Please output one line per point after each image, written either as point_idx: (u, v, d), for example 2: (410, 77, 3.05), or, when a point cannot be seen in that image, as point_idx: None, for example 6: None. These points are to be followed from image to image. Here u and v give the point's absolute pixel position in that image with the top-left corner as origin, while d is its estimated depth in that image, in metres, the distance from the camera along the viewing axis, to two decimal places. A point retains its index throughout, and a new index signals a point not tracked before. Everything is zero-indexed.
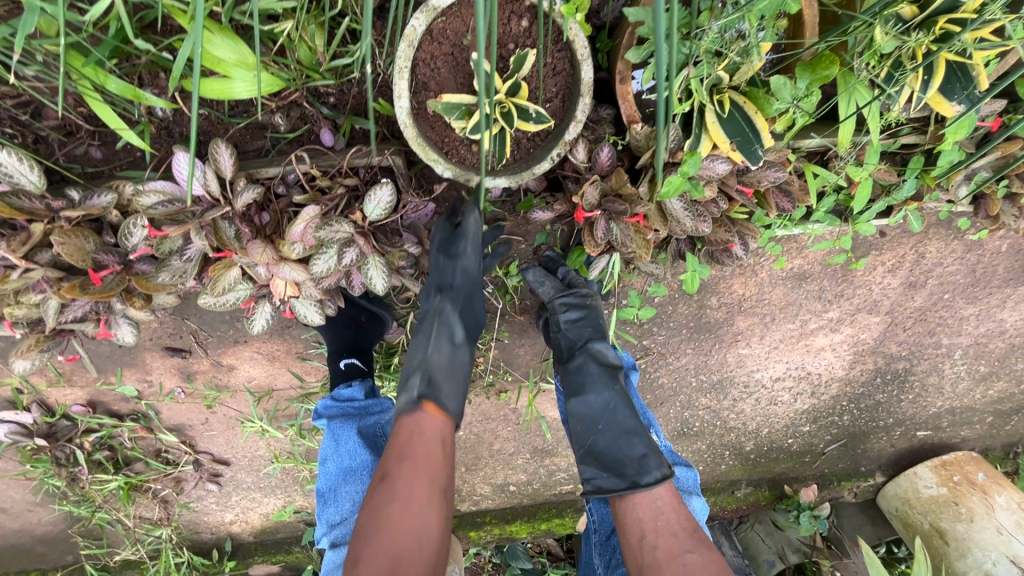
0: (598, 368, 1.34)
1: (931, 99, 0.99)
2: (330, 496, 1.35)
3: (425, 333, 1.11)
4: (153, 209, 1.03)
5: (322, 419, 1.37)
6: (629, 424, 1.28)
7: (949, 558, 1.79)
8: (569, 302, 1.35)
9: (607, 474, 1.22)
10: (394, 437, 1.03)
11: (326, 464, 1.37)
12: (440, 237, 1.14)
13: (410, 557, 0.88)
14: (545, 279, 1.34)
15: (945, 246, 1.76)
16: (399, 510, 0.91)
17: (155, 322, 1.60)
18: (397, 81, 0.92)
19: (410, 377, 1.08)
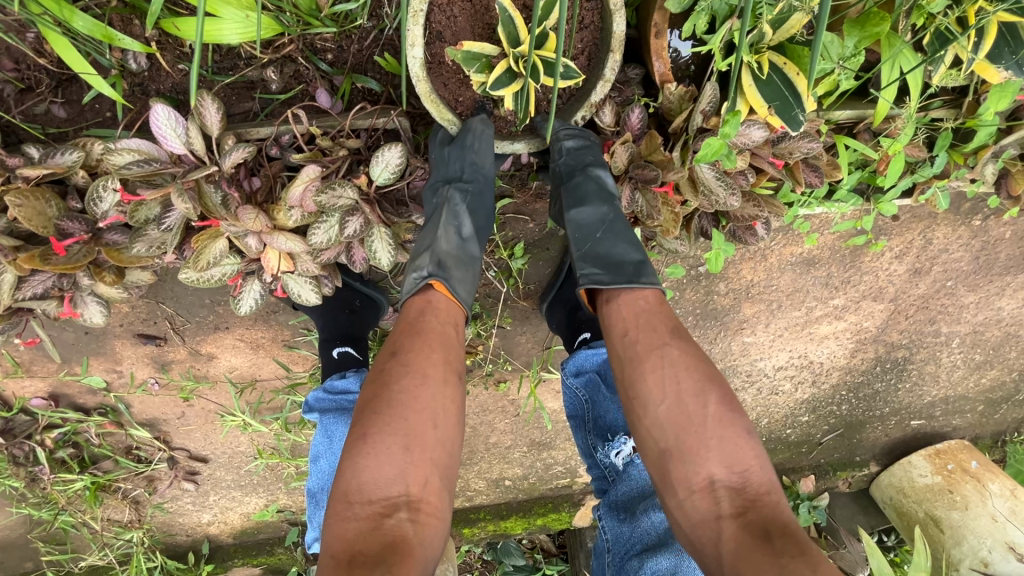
0: (599, 189, 1.01)
1: (976, 65, 0.94)
2: (322, 496, 1.24)
3: (431, 222, 0.96)
4: (126, 169, 0.90)
5: (313, 411, 1.26)
6: (629, 233, 0.99)
7: (945, 546, 1.76)
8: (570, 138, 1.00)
9: (603, 277, 0.95)
10: (400, 320, 0.93)
11: (319, 462, 1.25)
12: (441, 136, 0.98)
13: (424, 440, 0.81)
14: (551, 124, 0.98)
15: (952, 231, 1.74)
16: (411, 389, 0.84)
17: (126, 305, 1.47)
18: (411, 27, 0.82)
19: (417, 260, 0.95)
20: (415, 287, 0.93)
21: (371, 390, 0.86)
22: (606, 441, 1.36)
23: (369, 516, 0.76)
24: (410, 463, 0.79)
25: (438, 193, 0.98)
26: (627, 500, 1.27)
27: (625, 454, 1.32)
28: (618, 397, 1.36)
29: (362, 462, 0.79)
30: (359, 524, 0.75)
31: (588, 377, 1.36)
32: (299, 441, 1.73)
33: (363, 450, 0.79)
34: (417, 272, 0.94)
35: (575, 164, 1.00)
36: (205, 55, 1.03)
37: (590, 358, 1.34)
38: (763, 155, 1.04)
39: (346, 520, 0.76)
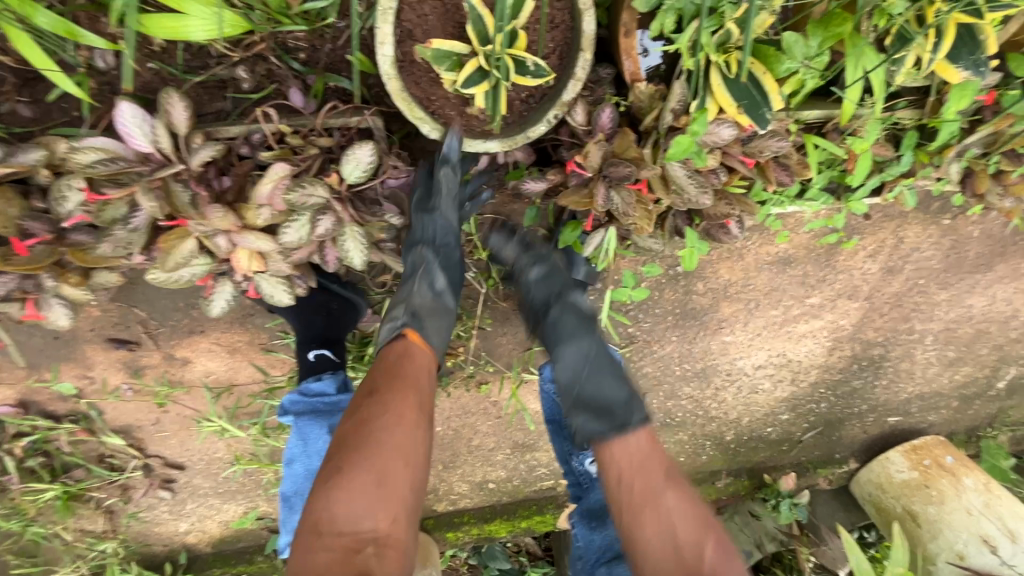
0: (576, 318, 1.19)
1: (937, 65, 0.96)
2: (296, 501, 1.25)
3: (407, 273, 1.02)
4: (91, 167, 0.88)
5: (288, 415, 1.23)
6: (613, 364, 1.14)
7: (922, 540, 1.81)
8: (534, 258, 1.24)
9: (594, 422, 1.06)
10: (379, 365, 0.95)
11: (293, 465, 1.24)
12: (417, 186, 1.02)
13: (397, 481, 0.83)
14: (505, 243, 1.27)
15: (922, 230, 1.78)
16: (388, 435, 0.85)
17: (97, 309, 1.44)
18: (380, 24, 0.83)
19: (393, 311, 1.01)
20: (388, 334, 0.99)
21: (349, 427, 0.88)
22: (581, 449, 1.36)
23: (340, 547, 0.78)
24: (381, 500, 0.81)
25: (414, 245, 1.04)
26: (601, 508, 1.28)
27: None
28: None
29: (336, 497, 0.80)
30: (328, 556, 0.77)
31: None
32: (278, 447, 1.71)
33: (337, 485, 0.81)
34: (393, 323, 1.00)
35: (549, 292, 1.21)
36: (175, 54, 1.02)
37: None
38: (733, 154, 1.06)
39: (315, 549, 0.78)
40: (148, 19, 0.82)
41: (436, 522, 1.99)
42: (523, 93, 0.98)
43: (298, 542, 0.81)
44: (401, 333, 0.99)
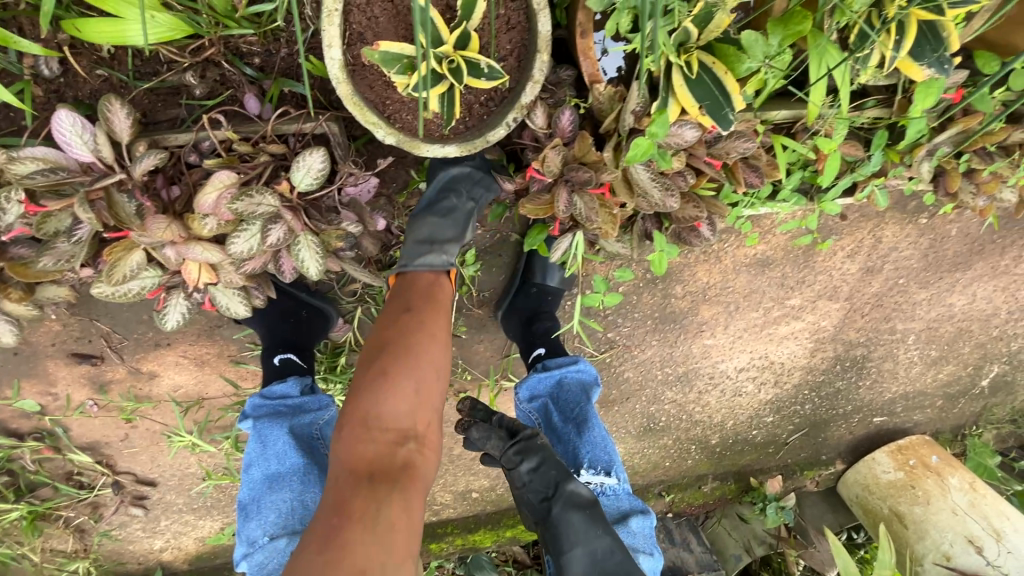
0: (581, 519, 1.12)
1: (901, 62, 0.94)
2: (252, 508, 1.13)
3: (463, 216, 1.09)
4: (29, 178, 0.84)
5: (247, 420, 1.18)
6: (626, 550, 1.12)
7: (908, 542, 1.78)
8: (521, 450, 1.18)
9: None
10: (411, 290, 1.02)
11: (250, 471, 1.16)
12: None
13: (432, 390, 0.91)
14: (489, 433, 1.20)
15: (900, 230, 1.78)
16: (426, 349, 0.93)
17: (57, 323, 1.39)
18: (326, 26, 0.80)
19: (444, 247, 1.07)
20: (436, 265, 1.05)
21: (384, 340, 0.93)
22: None
23: (384, 440, 0.84)
24: (419, 402, 0.88)
25: (461, 190, 1.09)
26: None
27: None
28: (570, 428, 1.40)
29: (381, 397, 0.86)
30: (375, 447, 0.83)
31: (541, 403, 1.42)
32: None
33: (383, 385, 0.87)
34: (444, 259, 1.07)
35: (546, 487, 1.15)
36: (123, 60, 0.98)
37: (543, 383, 1.39)
38: (699, 155, 1.04)
39: (362, 443, 0.83)
40: (86, 24, 0.79)
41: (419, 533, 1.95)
42: (481, 96, 0.95)
43: (338, 439, 0.86)
44: (447, 268, 1.07)
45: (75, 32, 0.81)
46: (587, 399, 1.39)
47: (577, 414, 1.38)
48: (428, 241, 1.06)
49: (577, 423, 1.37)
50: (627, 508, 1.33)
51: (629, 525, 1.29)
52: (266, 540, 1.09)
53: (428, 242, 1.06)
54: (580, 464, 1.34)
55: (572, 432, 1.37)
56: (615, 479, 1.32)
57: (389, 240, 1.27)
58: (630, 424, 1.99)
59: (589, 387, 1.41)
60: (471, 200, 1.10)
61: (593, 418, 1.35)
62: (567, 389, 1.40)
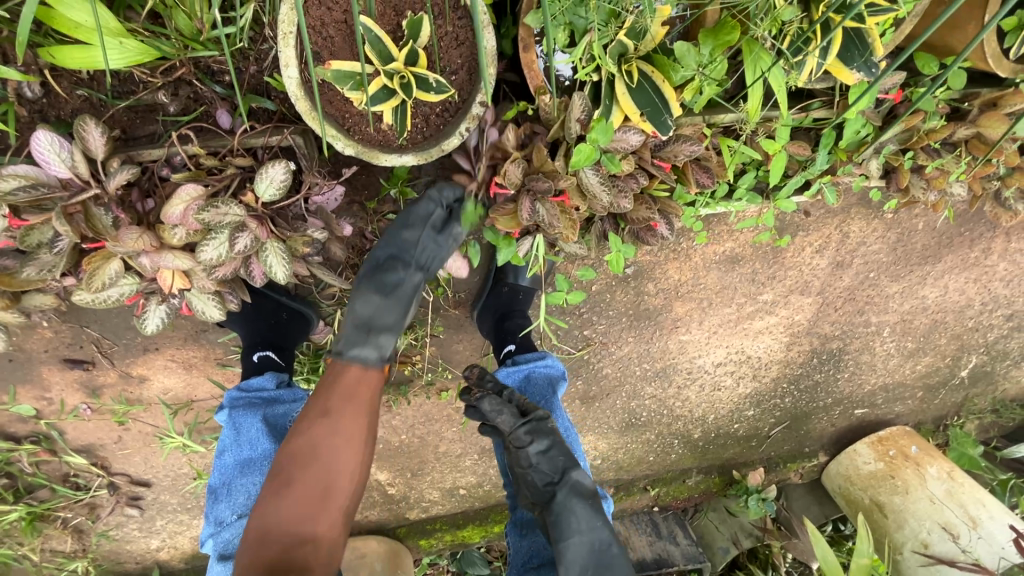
0: (586, 507, 1.15)
1: (832, 66, 0.99)
2: (222, 491, 1.21)
3: (406, 296, 1.01)
4: (12, 195, 0.90)
5: (224, 410, 1.25)
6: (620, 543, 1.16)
7: (889, 531, 1.81)
8: (533, 430, 1.18)
9: None
10: (332, 381, 0.91)
11: (224, 456, 1.23)
12: (435, 210, 1.05)
13: (338, 491, 0.84)
14: (503, 407, 1.18)
15: (867, 225, 1.82)
16: (336, 452, 0.85)
17: (49, 331, 1.46)
18: (283, 48, 0.86)
19: (380, 337, 0.96)
20: (370, 360, 0.94)
21: (292, 442, 0.86)
22: None
23: (280, 547, 0.80)
24: (323, 506, 0.83)
25: (409, 265, 1.02)
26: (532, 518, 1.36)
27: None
28: None
29: (280, 503, 0.82)
30: (271, 554, 0.80)
31: None
32: None
33: (285, 488, 0.83)
34: (379, 349, 0.96)
35: (555, 473, 1.16)
36: (102, 81, 1.05)
37: (511, 376, 1.43)
38: (647, 159, 1.09)
39: (257, 554, 0.80)
40: (59, 51, 0.85)
41: (409, 530, 2.00)
42: (436, 108, 1.01)
43: (243, 543, 0.84)
44: (380, 363, 0.95)
45: (48, 58, 0.87)
46: (552, 392, 1.45)
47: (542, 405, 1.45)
48: (364, 327, 0.96)
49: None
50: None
51: None
52: (234, 519, 1.18)
53: (364, 329, 0.96)
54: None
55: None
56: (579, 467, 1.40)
57: (362, 244, 1.33)
58: (612, 420, 2.03)
59: (555, 381, 1.46)
60: (416, 278, 1.03)
61: (557, 410, 1.43)
62: (534, 383, 1.45)
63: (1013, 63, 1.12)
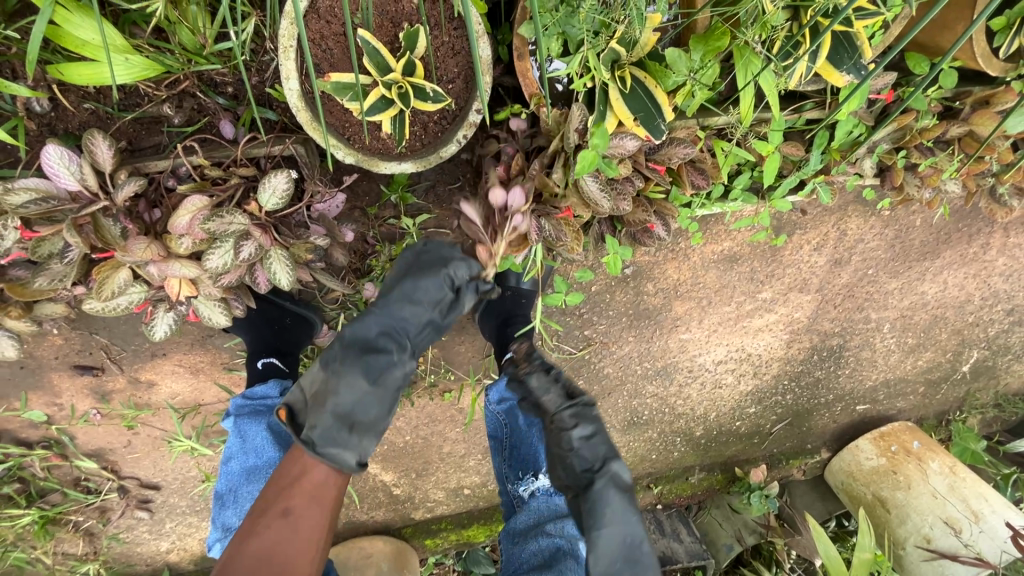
0: (621, 499, 1.16)
1: (822, 69, 1.01)
2: (229, 497, 1.24)
3: (392, 387, 1.03)
4: (23, 208, 0.93)
5: (230, 417, 1.28)
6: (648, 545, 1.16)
7: (891, 526, 1.83)
8: (576, 413, 1.25)
9: None
10: (299, 482, 0.94)
11: (230, 463, 1.26)
12: (444, 294, 1.09)
13: None
14: (549, 386, 1.30)
15: (864, 222, 1.83)
16: (295, 556, 0.89)
17: (59, 338, 1.49)
18: (283, 61, 0.88)
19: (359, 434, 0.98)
20: (347, 459, 0.96)
21: (249, 547, 0.88)
22: (518, 475, 1.45)
23: None
24: None
25: (401, 351, 1.05)
26: (525, 528, 1.37)
27: (530, 487, 1.44)
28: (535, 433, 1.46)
29: None
30: None
31: (510, 406, 1.46)
32: None
33: None
34: (356, 448, 0.98)
35: (595, 459, 1.19)
36: (108, 94, 1.07)
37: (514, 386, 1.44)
38: (642, 162, 1.11)
39: None
40: (66, 68, 0.87)
41: (414, 530, 2.02)
42: (434, 115, 1.04)
43: None
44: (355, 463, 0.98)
45: (54, 75, 0.89)
46: None
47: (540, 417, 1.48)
48: (347, 419, 0.98)
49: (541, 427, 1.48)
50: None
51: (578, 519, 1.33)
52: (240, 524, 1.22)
53: (347, 421, 0.97)
54: (540, 470, 1.45)
55: (535, 436, 1.46)
56: None
57: (365, 249, 1.36)
58: (614, 418, 2.05)
59: None
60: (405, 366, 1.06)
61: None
62: None
63: (1003, 62, 1.13)
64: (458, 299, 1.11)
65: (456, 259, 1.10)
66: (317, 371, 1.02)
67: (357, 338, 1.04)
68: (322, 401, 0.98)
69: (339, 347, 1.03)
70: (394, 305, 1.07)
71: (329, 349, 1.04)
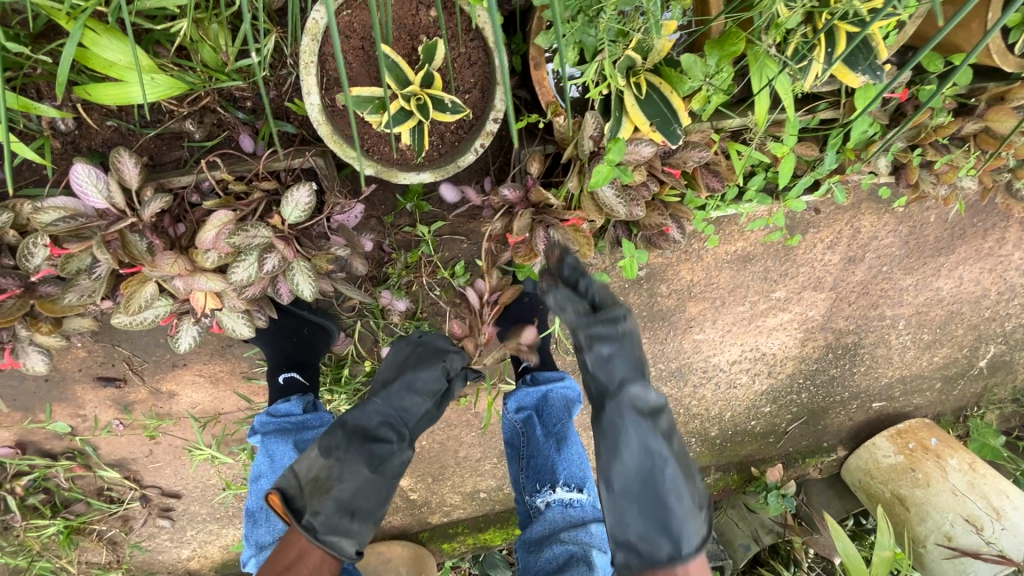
0: (639, 424, 1.02)
1: (837, 71, 1.01)
2: (260, 515, 1.30)
3: (390, 475, 1.15)
4: (52, 226, 0.95)
5: (256, 435, 1.33)
6: (680, 454, 1.04)
7: (911, 524, 1.81)
8: (597, 333, 1.03)
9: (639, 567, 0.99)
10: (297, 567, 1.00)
11: (259, 481, 1.32)
12: (440, 385, 1.20)
13: None
14: (564, 300, 1.05)
15: (878, 219, 1.82)
16: None
17: (82, 350, 1.51)
18: (304, 76, 0.89)
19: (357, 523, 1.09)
20: (347, 547, 1.06)
21: None
22: (533, 484, 1.43)
23: None
24: None
25: (400, 442, 1.16)
26: (538, 539, 1.34)
27: (546, 498, 1.38)
28: (551, 440, 1.45)
29: None
30: None
31: (528, 414, 1.46)
32: None
33: None
34: (354, 537, 1.07)
35: (611, 382, 1.04)
36: (131, 111, 1.09)
37: (530, 396, 1.44)
38: (658, 167, 1.12)
39: None
40: (94, 88, 0.89)
41: (431, 534, 2.03)
42: (451, 125, 1.05)
43: None
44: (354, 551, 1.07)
45: (81, 96, 0.91)
46: (568, 415, 1.45)
47: (557, 429, 1.45)
48: (348, 509, 1.08)
49: (557, 439, 1.44)
50: (588, 517, 1.35)
51: (591, 528, 1.32)
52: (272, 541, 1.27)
53: (348, 511, 1.08)
54: (556, 481, 1.39)
55: (552, 448, 1.43)
56: (586, 493, 1.39)
57: (381, 257, 1.38)
58: None
59: (572, 404, 1.47)
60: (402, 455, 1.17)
61: (572, 436, 1.44)
62: (551, 404, 1.45)
63: (1019, 58, 1.13)
64: (451, 389, 1.23)
65: (452, 352, 1.24)
66: (319, 457, 1.11)
67: (359, 426, 1.15)
68: (325, 488, 1.08)
69: (341, 435, 1.13)
70: (395, 396, 1.18)
71: (330, 435, 1.13)
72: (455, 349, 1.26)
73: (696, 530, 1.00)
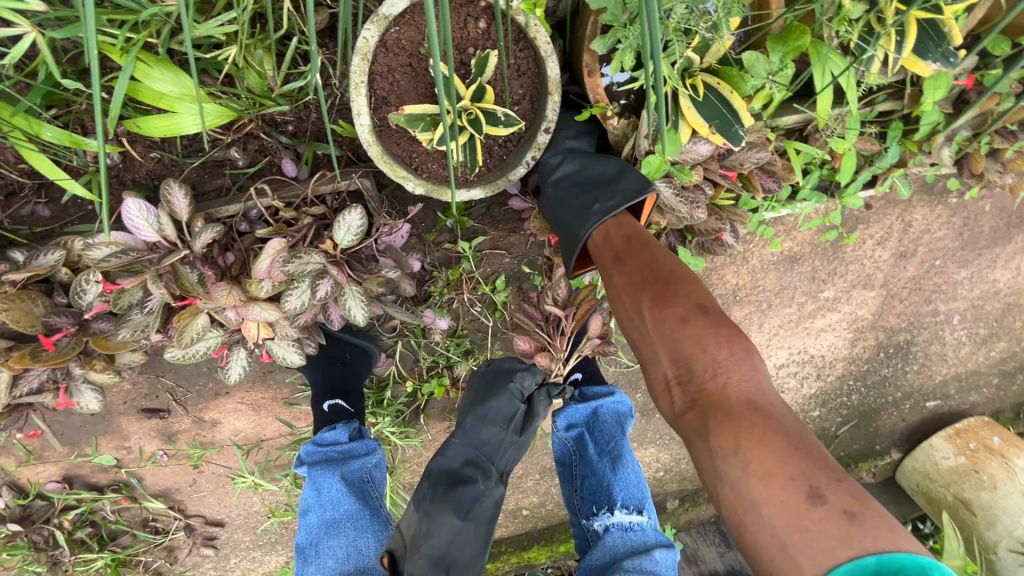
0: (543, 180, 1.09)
1: (906, 60, 0.97)
2: (311, 552, 1.26)
3: (485, 517, 1.16)
4: (105, 262, 0.94)
5: (303, 465, 1.30)
6: (575, 181, 1.03)
7: (978, 529, 1.69)
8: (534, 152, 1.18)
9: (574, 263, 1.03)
10: None
11: (308, 515, 1.29)
12: (516, 410, 1.21)
13: None
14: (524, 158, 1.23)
15: (930, 211, 1.74)
16: None
17: (126, 383, 1.49)
18: (355, 97, 0.87)
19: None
20: None
21: None
22: (589, 505, 1.39)
23: None
24: None
25: (486, 480, 1.17)
26: (600, 566, 1.26)
27: (604, 521, 1.33)
28: (606, 459, 1.39)
29: None
30: None
31: (578, 431, 1.43)
32: None
33: None
34: None
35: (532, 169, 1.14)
36: (174, 142, 1.08)
37: (579, 412, 1.41)
38: (714, 170, 1.08)
39: None
40: (143, 122, 0.89)
41: None
42: (499, 138, 1.02)
43: None
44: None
45: (129, 129, 0.90)
46: (621, 431, 1.40)
47: (611, 447, 1.39)
48: (445, 558, 1.10)
49: (612, 457, 1.39)
50: (651, 542, 1.27)
51: (654, 554, 1.23)
52: None
53: (445, 561, 1.10)
54: (614, 503, 1.34)
55: (606, 466, 1.38)
56: (647, 516, 1.32)
57: (423, 276, 1.34)
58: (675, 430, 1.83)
59: (623, 418, 1.42)
60: (492, 495, 1.17)
61: (627, 453, 1.38)
62: (602, 419, 1.41)
63: None
64: (532, 407, 1.24)
65: (521, 370, 1.23)
66: (413, 513, 1.15)
67: (445, 471, 1.18)
68: (419, 545, 1.10)
69: (429, 485, 1.16)
70: (471, 431, 1.20)
71: (421, 489, 1.17)
72: (522, 367, 1.25)
73: (577, 231, 0.97)
